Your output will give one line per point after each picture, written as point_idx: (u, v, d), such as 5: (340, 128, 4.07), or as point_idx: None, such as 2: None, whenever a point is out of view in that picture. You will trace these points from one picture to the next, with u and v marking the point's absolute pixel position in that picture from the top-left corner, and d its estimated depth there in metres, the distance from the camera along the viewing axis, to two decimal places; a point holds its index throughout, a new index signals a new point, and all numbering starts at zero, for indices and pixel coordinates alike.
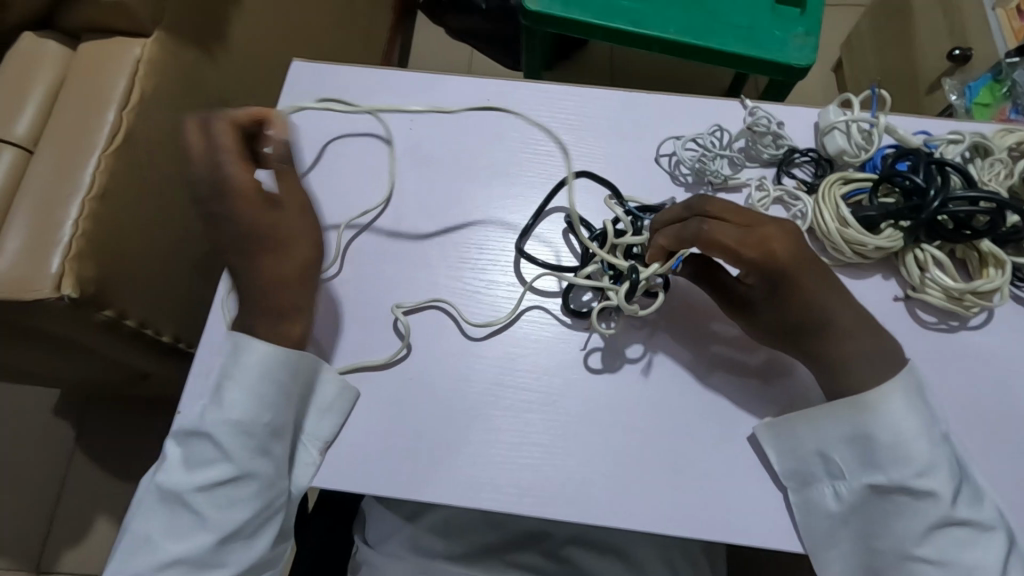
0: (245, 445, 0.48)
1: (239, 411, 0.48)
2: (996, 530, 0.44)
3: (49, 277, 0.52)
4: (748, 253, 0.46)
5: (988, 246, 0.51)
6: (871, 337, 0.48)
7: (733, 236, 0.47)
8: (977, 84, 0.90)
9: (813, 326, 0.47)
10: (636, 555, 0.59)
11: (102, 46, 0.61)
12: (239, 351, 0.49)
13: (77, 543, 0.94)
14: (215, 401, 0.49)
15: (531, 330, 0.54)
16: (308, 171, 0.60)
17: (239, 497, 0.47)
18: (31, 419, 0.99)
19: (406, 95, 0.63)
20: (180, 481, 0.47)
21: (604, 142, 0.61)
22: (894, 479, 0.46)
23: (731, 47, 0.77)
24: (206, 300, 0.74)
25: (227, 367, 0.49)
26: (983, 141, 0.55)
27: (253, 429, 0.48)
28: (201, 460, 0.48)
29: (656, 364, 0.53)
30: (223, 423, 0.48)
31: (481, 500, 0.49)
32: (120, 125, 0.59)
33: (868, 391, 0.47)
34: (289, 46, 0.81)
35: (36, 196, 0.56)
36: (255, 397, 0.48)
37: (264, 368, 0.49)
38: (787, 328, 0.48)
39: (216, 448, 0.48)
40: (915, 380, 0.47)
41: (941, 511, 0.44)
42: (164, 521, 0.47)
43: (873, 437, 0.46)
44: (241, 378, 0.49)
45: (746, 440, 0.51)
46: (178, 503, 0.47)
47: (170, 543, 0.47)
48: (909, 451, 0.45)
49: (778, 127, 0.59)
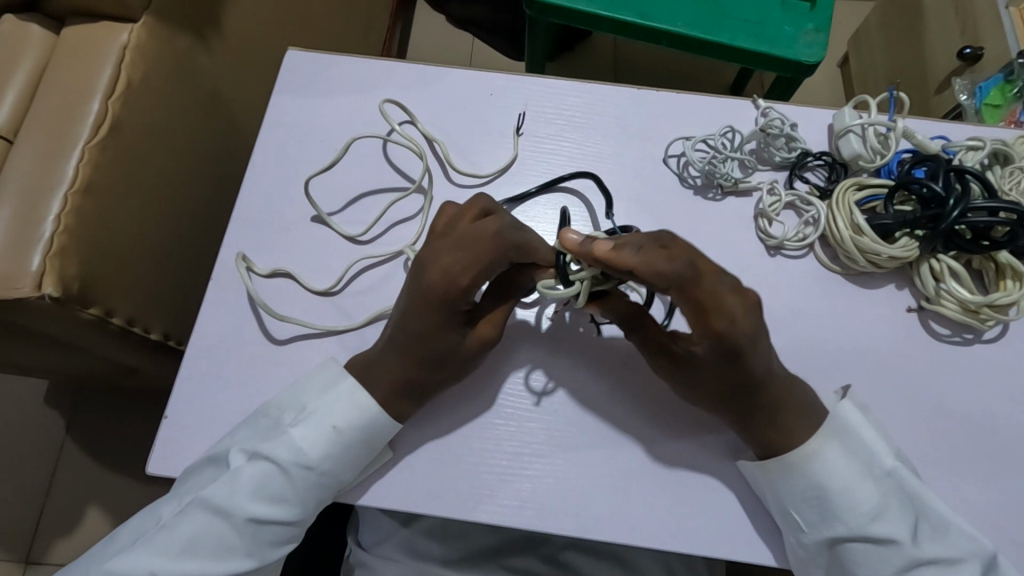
0: (309, 494, 0.46)
1: (311, 464, 0.45)
2: (966, 560, 0.43)
3: (31, 274, 0.50)
4: (716, 327, 0.42)
5: (1006, 257, 0.50)
6: (811, 413, 0.46)
7: (708, 300, 0.41)
8: (988, 84, 0.87)
9: (754, 387, 0.44)
10: (637, 561, 0.58)
11: (89, 29, 0.59)
12: (325, 382, 0.48)
13: (65, 536, 0.92)
14: (308, 439, 0.46)
15: (526, 375, 0.51)
16: (302, 168, 0.58)
17: (278, 538, 0.46)
18: (22, 408, 0.97)
19: (406, 89, 0.61)
20: (231, 502, 0.44)
21: (610, 141, 0.59)
22: (852, 527, 0.44)
23: (740, 43, 0.75)
24: (196, 295, 0.72)
25: (336, 410, 0.46)
26: (1004, 148, 0.53)
27: (328, 484, 0.46)
28: (265, 493, 0.45)
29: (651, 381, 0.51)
30: (304, 468, 0.45)
31: (477, 512, 0.48)
32: (107, 116, 0.56)
33: (801, 446, 0.45)
34: (283, 31, 0.79)
35: (19, 188, 0.53)
36: (348, 458, 0.46)
37: (366, 428, 0.46)
38: (718, 387, 0.45)
39: (287, 488, 0.45)
40: (837, 421, 0.46)
41: (906, 552, 0.43)
42: (192, 532, 0.44)
43: (823, 488, 0.44)
44: (349, 434, 0.46)
45: (733, 469, 0.49)
46: (216, 519, 0.45)
47: (195, 558, 0.44)
48: (858, 496, 0.44)
49: (792, 129, 0.56)
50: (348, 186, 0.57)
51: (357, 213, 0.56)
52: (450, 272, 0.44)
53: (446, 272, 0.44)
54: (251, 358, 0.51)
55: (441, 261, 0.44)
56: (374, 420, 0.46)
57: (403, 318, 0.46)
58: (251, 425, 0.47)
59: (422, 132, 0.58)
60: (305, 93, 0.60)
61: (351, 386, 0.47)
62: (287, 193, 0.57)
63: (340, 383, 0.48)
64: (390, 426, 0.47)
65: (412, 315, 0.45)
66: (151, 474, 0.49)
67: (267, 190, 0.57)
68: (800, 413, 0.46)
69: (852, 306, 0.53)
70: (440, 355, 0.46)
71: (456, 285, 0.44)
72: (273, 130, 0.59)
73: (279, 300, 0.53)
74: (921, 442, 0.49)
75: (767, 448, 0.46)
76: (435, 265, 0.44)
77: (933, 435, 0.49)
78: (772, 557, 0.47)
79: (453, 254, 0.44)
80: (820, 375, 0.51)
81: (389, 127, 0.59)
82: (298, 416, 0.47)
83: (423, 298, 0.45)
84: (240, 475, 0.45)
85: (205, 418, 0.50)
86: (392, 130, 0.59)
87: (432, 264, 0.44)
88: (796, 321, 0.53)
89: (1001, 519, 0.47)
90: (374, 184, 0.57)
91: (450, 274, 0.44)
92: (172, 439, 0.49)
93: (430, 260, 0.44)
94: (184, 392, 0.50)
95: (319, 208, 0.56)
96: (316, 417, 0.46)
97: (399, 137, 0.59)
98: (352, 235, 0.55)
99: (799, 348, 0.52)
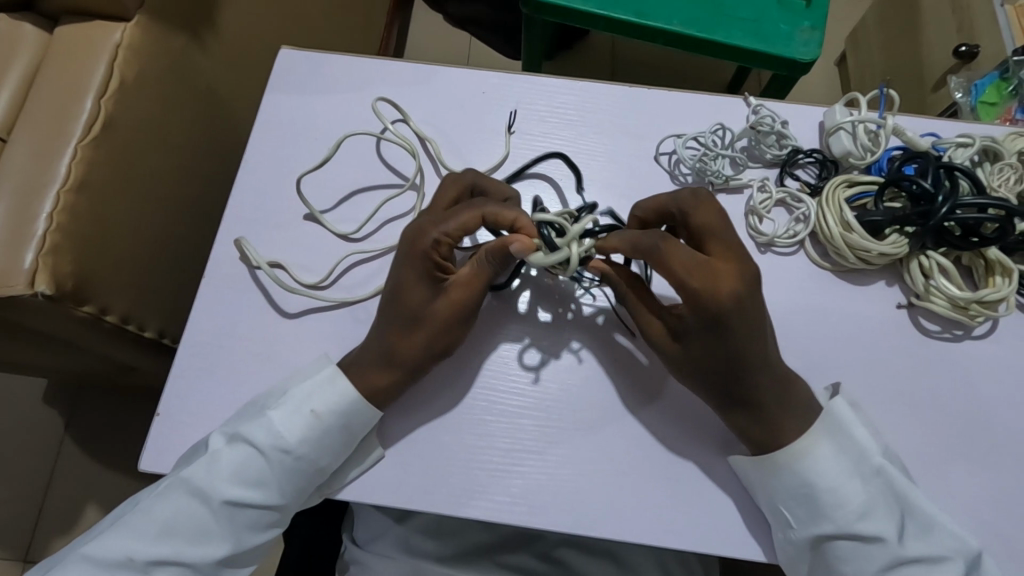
0: (288, 479, 0.47)
1: (290, 448, 0.46)
2: (951, 559, 0.43)
3: (25, 272, 0.50)
4: (693, 283, 0.44)
5: (995, 254, 0.50)
6: (803, 406, 0.46)
7: (681, 255, 0.44)
8: (983, 82, 0.87)
9: (743, 361, 0.44)
10: (630, 558, 0.59)
11: (83, 29, 0.59)
12: (314, 372, 0.49)
13: (63, 535, 0.92)
14: (285, 422, 0.46)
15: (517, 379, 0.51)
16: (296, 165, 0.58)
17: (256, 523, 0.47)
18: (20, 406, 0.97)
19: (399, 87, 0.61)
20: (208, 485, 0.45)
21: (602, 138, 0.59)
22: (840, 526, 0.44)
23: (735, 41, 0.75)
24: (191, 293, 0.72)
25: (315, 396, 0.47)
26: (994, 145, 0.53)
27: (307, 470, 0.47)
28: (243, 477, 0.45)
29: (638, 378, 0.51)
30: (281, 451, 0.46)
31: (470, 508, 0.48)
32: (100, 114, 0.56)
33: (793, 443, 0.45)
34: (279, 28, 0.79)
35: (14, 185, 0.53)
36: (327, 444, 0.47)
37: (343, 413, 0.47)
38: (704, 367, 0.45)
39: (265, 472, 0.46)
40: (830, 419, 0.46)
41: (891, 551, 0.43)
42: (171, 515, 0.45)
43: (813, 486, 0.45)
44: (327, 419, 0.47)
45: (723, 464, 0.49)
46: (194, 502, 0.45)
47: (170, 539, 0.44)
48: (844, 496, 0.44)
49: (783, 127, 0.57)
50: (341, 184, 0.57)
51: (351, 211, 0.57)
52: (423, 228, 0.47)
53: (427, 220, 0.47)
54: (244, 355, 0.52)
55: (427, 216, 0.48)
56: (353, 403, 0.47)
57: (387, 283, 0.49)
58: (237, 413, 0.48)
59: (416, 130, 0.58)
60: (299, 92, 0.60)
61: (330, 374, 0.48)
62: (282, 191, 0.57)
63: (320, 371, 0.48)
64: (371, 413, 0.47)
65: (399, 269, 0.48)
66: (143, 472, 0.49)
67: (261, 188, 0.57)
68: (781, 395, 0.45)
69: (843, 303, 0.53)
70: (415, 313, 0.47)
71: (425, 238, 0.47)
72: (268, 129, 0.59)
73: (272, 298, 0.53)
74: (913, 438, 0.49)
75: (758, 443, 0.46)
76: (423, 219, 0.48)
77: (923, 431, 0.50)
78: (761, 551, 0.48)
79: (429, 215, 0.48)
80: (811, 372, 0.51)
81: (383, 125, 0.59)
82: (278, 400, 0.47)
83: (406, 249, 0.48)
84: (218, 457, 0.46)
85: (198, 414, 0.50)
86: (385, 128, 0.59)
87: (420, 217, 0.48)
88: (787, 318, 0.53)
89: (989, 512, 0.48)
90: (367, 181, 0.58)
91: (431, 226, 0.47)
92: (166, 435, 0.50)
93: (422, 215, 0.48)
94: (177, 389, 0.51)
95: (312, 206, 0.56)
96: (293, 402, 0.47)
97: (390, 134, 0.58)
98: (345, 233, 0.55)
99: (789, 344, 0.52)
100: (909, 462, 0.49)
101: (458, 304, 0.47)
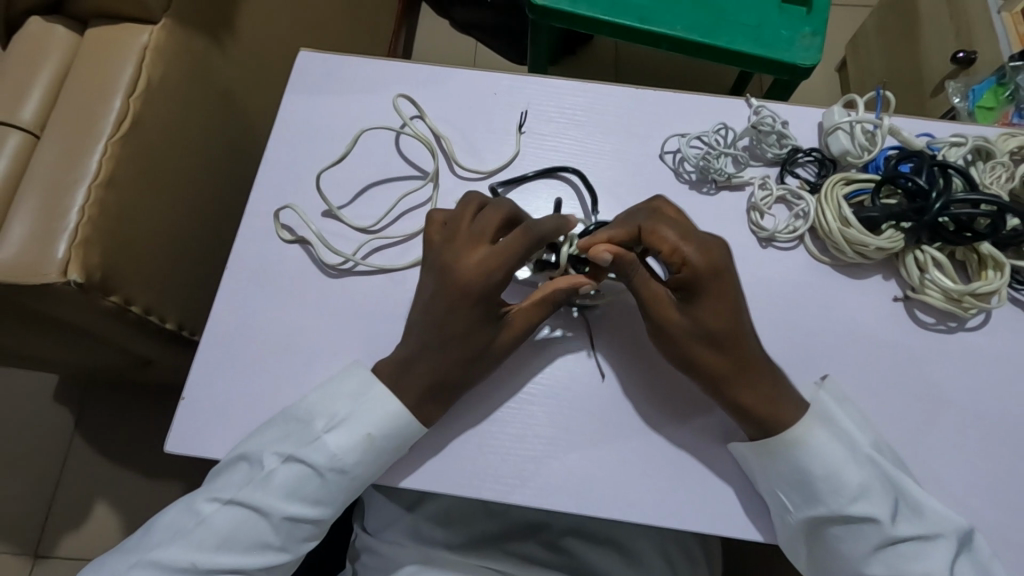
0: (341, 493, 0.49)
1: (344, 470, 0.48)
2: (947, 535, 0.45)
3: (56, 263, 0.52)
4: (690, 250, 0.48)
5: (988, 248, 0.52)
6: (786, 386, 0.49)
7: (664, 225, 0.49)
8: (981, 87, 0.89)
9: (731, 326, 0.48)
10: (633, 545, 0.61)
11: (110, 31, 0.61)
12: (363, 392, 0.49)
13: (75, 528, 0.94)
14: (341, 445, 0.48)
15: (527, 367, 0.53)
16: (314, 163, 0.60)
17: (308, 534, 0.49)
18: (36, 401, 0.99)
19: (415, 88, 0.63)
20: (268, 503, 0.47)
21: (609, 138, 0.61)
22: (832, 509, 0.46)
23: (738, 46, 0.77)
24: (208, 288, 0.74)
25: (369, 418, 0.49)
26: (987, 144, 0.55)
27: (356, 484, 0.49)
28: (300, 493, 0.48)
29: (656, 360, 0.53)
30: (337, 472, 0.48)
31: (481, 490, 0.50)
32: (129, 111, 0.59)
33: (786, 431, 0.47)
34: (294, 32, 0.81)
35: (43, 180, 0.56)
36: (379, 461, 0.49)
37: (396, 435, 0.49)
38: (709, 337, 0.47)
39: (321, 490, 0.48)
40: (820, 408, 0.48)
41: (883, 532, 0.45)
42: (232, 528, 0.47)
43: (807, 471, 0.47)
44: (381, 441, 0.49)
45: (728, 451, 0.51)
46: (253, 517, 0.47)
47: (230, 552, 0.47)
48: (843, 479, 0.46)
49: (783, 127, 0.59)
50: (357, 180, 0.60)
51: (367, 207, 0.59)
52: (485, 268, 0.48)
53: (477, 262, 0.49)
54: (265, 344, 0.54)
55: (472, 259, 0.49)
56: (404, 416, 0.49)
57: (436, 324, 0.49)
58: (283, 427, 0.49)
59: (432, 128, 0.61)
60: (316, 93, 0.63)
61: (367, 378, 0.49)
62: (300, 187, 0.59)
63: (370, 389, 0.49)
64: (418, 431, 0.49)
65: (444, 311, 0.49)
66: (169, 452, 0.51)
67: (280, 185, 0.59)
68: (765, 378, 0.48)
69: (842, 296, 0.55)
70: (480, 349, 0.49)
71: (490, 279, 0.48)
72: (287, 129, 0.61)
73: (292, 287, 0.56)
74: (909, 425, 0.51)
75: (759, 428, 0.48)
76: (467, 263, 0.49)
77: (919, 419, 0.51)
78: (763, 531, 0.49)
79: (482, 249, 0.49)
80: (811, 362, 0.53)
81: (401, 121, 0.61)
82: (330, 421, 0.49)
83: (456, 290, 0.49)
84: (275, 476, 0.47)
85: (221, 400, 0.52)
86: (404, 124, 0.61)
87: (461, 260, 0.49)
88: (787, 311, 0.55)
89: (982, 499, 0.49)
90: (383, 179, 0.60)
91: (484, 266, 0.48)
92: (191, 419, 0.52)
93: (459, 257, 0.49)
94: (201, 376, 0.53)
95: (331, 204, 0.58)
96: (349, 423, 0.49)
97: (419, 130, 0.61)
98: (361, 228, 0.58)
99: (790, 336, 0.54)
100: (904, 448, 0.51)
101: (523, 334, 0.50)
